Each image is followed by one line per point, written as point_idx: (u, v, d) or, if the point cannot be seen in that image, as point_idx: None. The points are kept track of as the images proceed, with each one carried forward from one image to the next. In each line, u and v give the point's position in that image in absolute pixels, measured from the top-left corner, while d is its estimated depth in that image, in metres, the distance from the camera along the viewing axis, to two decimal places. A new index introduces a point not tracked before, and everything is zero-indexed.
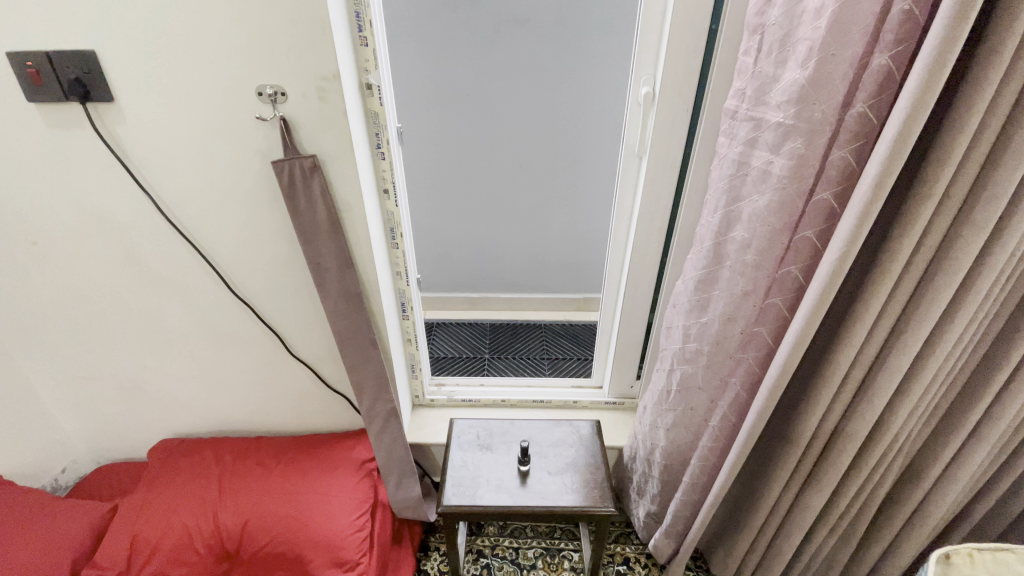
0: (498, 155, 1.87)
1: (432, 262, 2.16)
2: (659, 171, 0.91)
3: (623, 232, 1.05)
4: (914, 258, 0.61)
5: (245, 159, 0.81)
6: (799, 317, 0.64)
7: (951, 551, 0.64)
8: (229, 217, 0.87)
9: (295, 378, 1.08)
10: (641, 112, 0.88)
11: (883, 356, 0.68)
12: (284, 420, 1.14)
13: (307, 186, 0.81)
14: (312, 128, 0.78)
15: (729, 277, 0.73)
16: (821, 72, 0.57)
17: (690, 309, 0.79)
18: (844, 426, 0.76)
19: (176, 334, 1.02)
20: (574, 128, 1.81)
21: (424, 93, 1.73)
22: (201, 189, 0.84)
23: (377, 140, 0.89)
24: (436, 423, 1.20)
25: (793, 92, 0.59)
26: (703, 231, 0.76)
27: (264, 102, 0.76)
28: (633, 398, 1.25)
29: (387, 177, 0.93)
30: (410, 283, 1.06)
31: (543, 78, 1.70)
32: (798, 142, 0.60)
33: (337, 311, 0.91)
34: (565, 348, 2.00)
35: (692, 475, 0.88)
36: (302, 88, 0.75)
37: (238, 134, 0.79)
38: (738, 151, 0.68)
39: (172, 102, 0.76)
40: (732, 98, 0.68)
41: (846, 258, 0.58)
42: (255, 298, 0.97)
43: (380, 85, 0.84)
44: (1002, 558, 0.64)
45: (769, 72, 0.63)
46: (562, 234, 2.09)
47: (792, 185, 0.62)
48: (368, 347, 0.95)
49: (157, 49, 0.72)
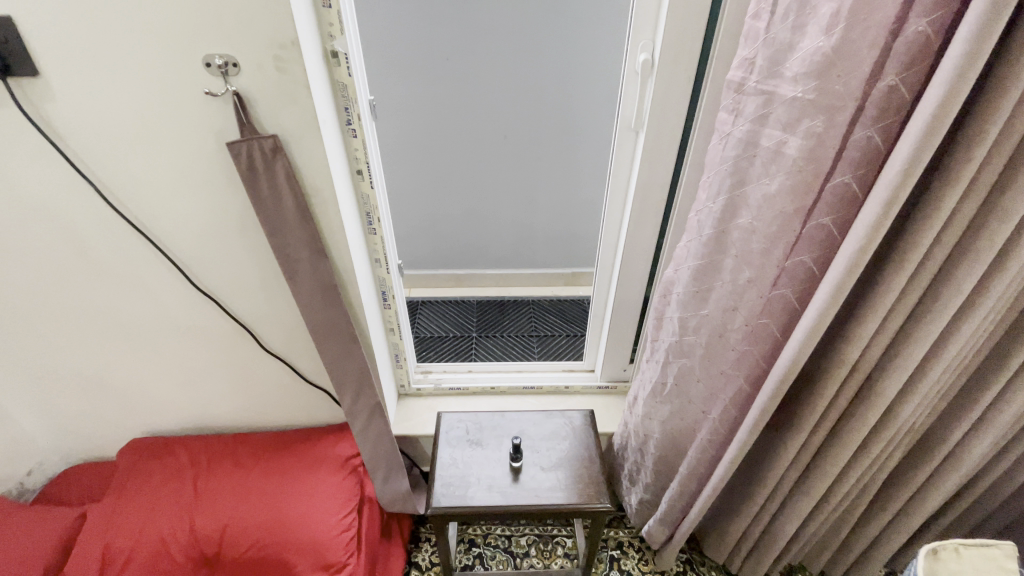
0: (481, 124, 1.77)
1: (416, 237, 2.08)
2: (657, 148, 0.85)
3: (618, 212, 0.99)
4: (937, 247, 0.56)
5: (198, 140, 0.72)
6: (811, 311, 0.60)
7: (938, 546, 0.56)
8: (185, 205, 0.78)
9: (271, 374, 1.01)
10: (639, 82, 0.80)
11: (895, 348, 0.65)
12: (262, 415, 1.09)
13: (270, 171, 0.73)
14: (272, 104, 0.69)
15: (734, 265, 0.67)
16: (847, 40, 0.51)
17: (688, 300, 0.74)
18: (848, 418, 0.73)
19: (138, 331, 0.95)
20: (561, 95, 1.71)
21: (400, 57, 1.61)
22: (151, 175, 0.75)
23: (346, 115, 0.80)
24: (424, 414, 1.16)
25: (815, 63, 0.53)
26: (700, 216, 0.69)
27: (215, 74, 0.67)
28: (626, 381, 1.22)
29: (360, 157, 0.84)
30: (391, 272, 0.99)
31: (527, 42, 1.59)
32: (817, 121, 0.55)
33: (312, 305, 0.84)
34: (554, 324, 1.96)
35: (689, 466, 0.85)
36: (256, 58, 0.66)
37: (188, 112, 0.70)
38: (745, 130, 0.61)
39: (106, 76, 0.66)
40: (737, 69, 0.60)
41: (866, 251, 0.53)
42: (221, 291, 0.89)
43: (347, 53, 0.75)
44: (990, 554, 0.56)
45: (784, 39, 0.55)
46: (550, 207, 2.02)
47: (808, 167, 0.57)
48: (348, 342, 0.89)
49: (82, 12, 0.62)
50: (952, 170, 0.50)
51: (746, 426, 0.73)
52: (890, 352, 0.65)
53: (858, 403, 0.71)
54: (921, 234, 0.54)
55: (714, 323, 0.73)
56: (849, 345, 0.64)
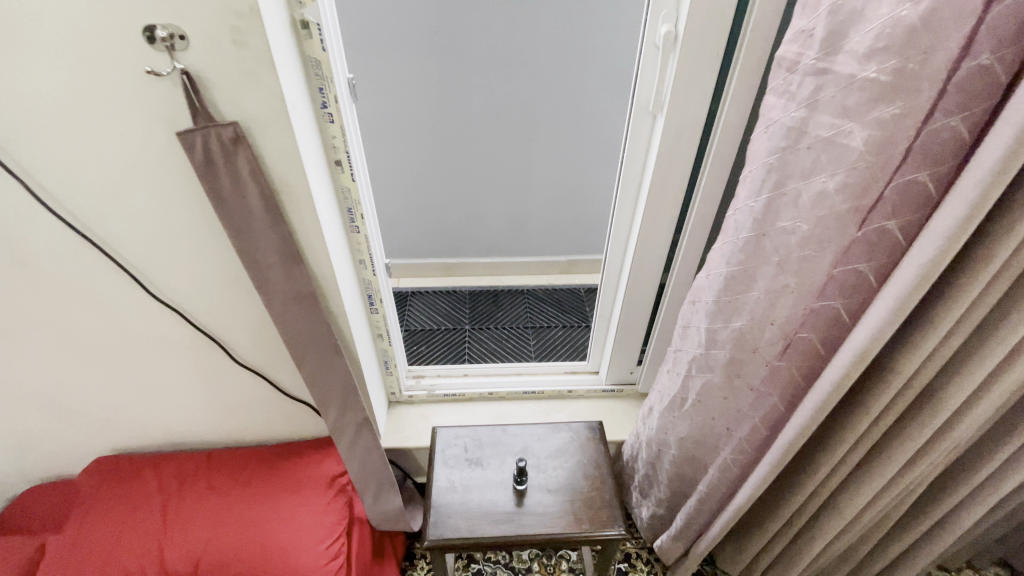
0: (472, 104, 1.65)
1: (404, 225, 1.97)
2: (677, 134, 0.75)
3: (629, 204, 0.90)
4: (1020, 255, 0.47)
5: (144, 129, 0.61)
6: (864, 329, 0.52)
7: None
8: (134, 204, 0.67)
9: (246, 387, 0.92)
10: (659, 58, 0.70)
11: (953, 367, 0.57)
12: (239, 431, 0.99)
13: (231, 165, 0.62)
14: (229, 85, 0.58)
15: (775, 274, 0.59)
16: (938, 9, 0.42)
17: (718, 309, 0.66)
18: (889, 441, 0.65)
19: (92, 344, 0.84)
20: (557, 73, 1.60)
21: (383, 31, 1.48)
22: (89, 170, 0.64)
23: (321, 98, 0.68)
24: (417, 423, 1.08)
25: (893, 37, 0.44)
26: (736, 217, 0.60)
27: (159, 50, 0.55)
28: (633, 384, 1.14)
29: (339, 146, 0.73)
30: (377, 274, 0.89)
31: (522, 13, 1.47)
32: (892, 107, 0.46)
33: (287, 317, 0.74)
34: (550, 315, 1.87)
35: (708, 486, 0.79)
36: (207, 29, 0.54)
37: (129, 94, 0.58)
38: (797, 117, 0.51)
39: (23, 50, 0.54)
40: (791, 43, 0.51)
41: (940, 263, 0.46)
42: (183, 300, 0.78)
43: (319, 23, 0.63)
44: None
45: (854, 7, 0.46)
46: (545, 193, 1.91)
47: (874, 163, 0.48)
48: (332, 355, 0.80)
49: None
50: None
51: (777, 451, 0.66)
52: (944, 370, 0.58)
53: (901, 426, 0.63)
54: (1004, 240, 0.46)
55: (748, 337, 0.65)
56: (902, 364, 0.56)
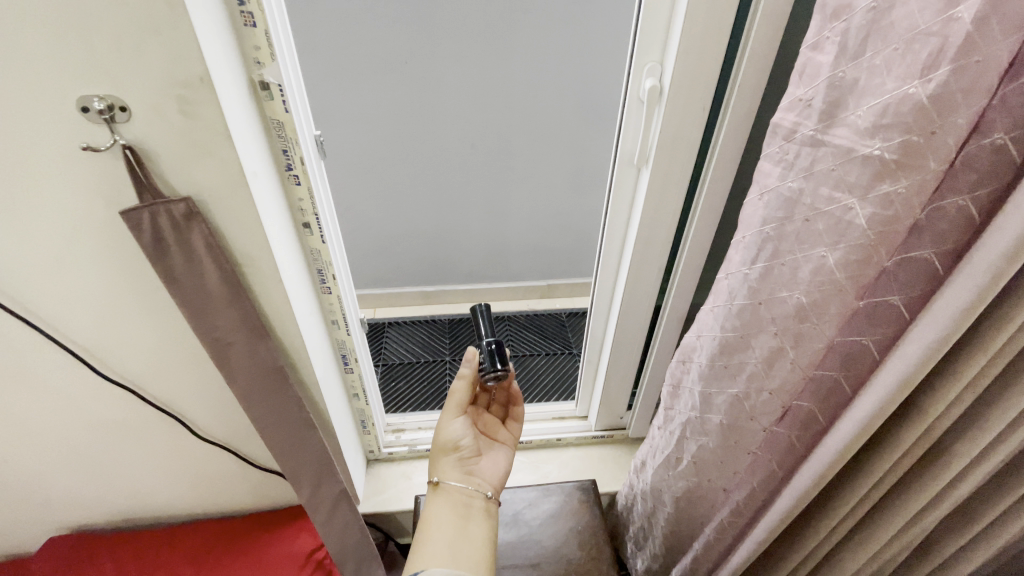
0: (447, 131, 1.61)
1: (380, 254, 1.91)
2: (664, 185, 0.74)
3: (617, 248, 0.89)
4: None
5: (79, 200, 0.53)
6: (860, 409, 0.52)
7: None
8: (67, 285, 0.59)
9: (210, 462, 0.83)
10: (643, 110, 0.69)
11: (945, 443, 0.53)
12: (201, 505, 0.91)
13: (184, 241, 0.55)
14: (180, 158, 0.52)
15: (772, 341, 0.56)
16: (949, 86, 0.39)
17: (712, 373, 0.63)
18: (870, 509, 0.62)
19: (16, 435, 0.72)
20: (534, 98, 1.57)
21: (351, 61, 1.43)
22: (3, 259, 0.56)
23: (285, 160, 0.62)
24: (398, 484, 1.02)
25: (900, 113, 0.41)
26: (729, 281, 0.58)
27: (96, 122, 0.49)
28: (623, 428, 1.14)
29: (307, 208, 0.67)
30: (352, 333, 0.82)
31: (494, 42, 1.44)
32: (897, 185, 0.43)
33: (251, 394, 0.68)
34: (531, 342, 1.79)
35: (706, 542, 0.79)
36: (149, 100, 0.48)
37: (81, 174, 0.51)
38: (793, 187, 0.49)
39: None
40: (787, 111, 0.48)
41: (940, 351, 0.44)
42: (138, 379, 0.70)
43: (282, 83, 0.57)
44: None
45: (852, 80, 0.43)
46: (524, 216, 1.88)
47: (877, 241, 0.45)
48: (305, 427, 0.74)
49: None
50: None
51: (776, 514, 0.66)
52: (938, 446, 0.54)
53: (895, 491, 0.60)
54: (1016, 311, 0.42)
55: (745, 406, 0.62)
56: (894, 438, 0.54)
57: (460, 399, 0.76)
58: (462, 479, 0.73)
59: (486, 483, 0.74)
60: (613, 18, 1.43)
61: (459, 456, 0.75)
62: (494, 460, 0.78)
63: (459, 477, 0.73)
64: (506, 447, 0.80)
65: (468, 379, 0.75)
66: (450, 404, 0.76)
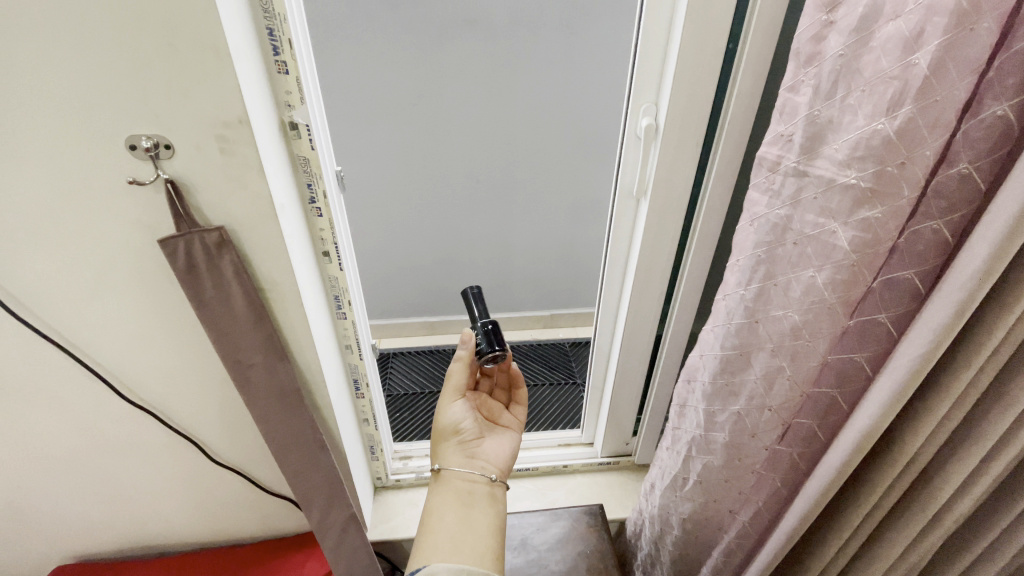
0: (453, 167, 1.68)
1: (386, 285, 1.95)
2: (662, 215, 0.79)
3: (619, 275, 0.93)
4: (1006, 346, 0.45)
5: (119, 230, 0.57)
6: (857, 425, 0.54)
7: None
8: (101, 311, 0.63)
9: (222, 487, 0.84)
10: (640, 146, 0.75)
11: (940, 458, 0.55)
12: (210, 533, 0.91)
13: (214, 267, 0.59)
14: (215, 190, 0.56)
15: (770, 359, 0.59)
16: (913, 122, 0.43)
17: (713, 392, 0.66)
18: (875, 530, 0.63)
19: (38, 457, 0.74)
20: (535, 136, 1.64)
21: (362, 102, 1.51)
22: (46, 286, 0.60)
23: (309, 193, 0.67)
24: (405, 511, 1.02)
25: (871, 146, 0.45)
26: (727, 302, 0.61)
27: (142, 159, 0.53)
28: (628, 455, 1.15)
29: (327, 238, 0.71)
30: (364, 358, 0.85)
31: (497, 84, 1.52)
32: (875, 211, 0.47)
33: (268, 415, 0.70)
34: (535, 372, 1.78)
35: (715, 565, 0.81)
36: (191, 139, 0.53)
37: (124, 206, 0.56)
38: (782, 214, 0.53)
39: (20, 173, 0.52)
40: (771, 145, 0.53)
41: (924, 367, 0.46)
42: (159, 402, 0.72)
43: (309, 123, 0.62)
44: None
45: (827, 117, 0.48)
46: (526, 248, 1.93)
47: (860, 262, 0.49)
48: (318, 450, 0.75)
49: None
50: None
51: (781, 535, 0.67)
52: (932, 463, 0.56)
53: (897, 509, 0.62)
54: (991, 329, 0.44)
55: (747, 424, 0.64)
56: (893, 456, 0.56)
57: (458, 382, 0.79)
58: (461, 461, 0.76)
59: (491, 464, 0.77)
60: (609, 60, 1.51)
61: (461, 438, 0.79)
62: (499, 442, 0.81)
63: (459, 461, 0.76)
64: (511, 428, 0.84)
65: (464, 361, 0.78)
66: (449, 388, 0.80)
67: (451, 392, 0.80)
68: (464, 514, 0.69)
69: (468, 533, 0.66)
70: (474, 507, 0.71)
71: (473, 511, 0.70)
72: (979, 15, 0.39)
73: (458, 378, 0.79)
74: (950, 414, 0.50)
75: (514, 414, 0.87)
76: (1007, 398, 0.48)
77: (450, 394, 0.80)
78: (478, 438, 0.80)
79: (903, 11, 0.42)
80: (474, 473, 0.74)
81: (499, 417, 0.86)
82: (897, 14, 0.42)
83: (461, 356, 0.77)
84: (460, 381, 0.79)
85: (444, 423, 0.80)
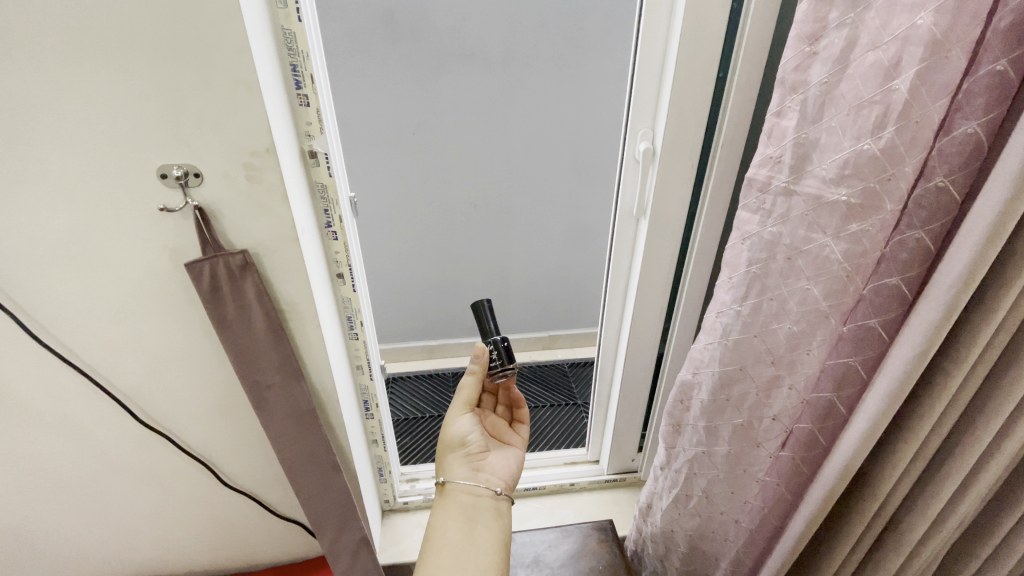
0: (452, 193, 1.73)
1: (386, 309, 1.97)
2: (661, 234, 0.83)
3: (620, 294, 0.96)
4: (991, 346, 0.48)
5: (145, 255, 0.60)
6: (857, 428, 0.56)
7: None
8: (123, 334, 0.64)
9: (231, 512, 0.84)
10: (639, 168, 0.79)
11: (939, 460, 0.57)
12: (218, 559, 0.91)
13: (237, 289, 0.62)
14: (240, 215, 0.59)
15: (770, 370, 0.62)
16: (894, 141, 0.47)
17: (716, 407, 0.67)
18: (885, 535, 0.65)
19: (52, 481, 0.75)
20: (530, 162, 1.70)
21: (363, 131, 1.55)
22: (71, 310, 0.61)
23: (326, 218, 0.70)
24: (414, 534, 1.02)
25: (858, 165, 0.49)
26: (721, 319, 0.64)
27: (171, 187, 0.56)
28: (635, 472, 1.17)
29: (341, 261, 0.74)
30: (374, 379, 0.87)
31: (494, 113, 1.58)
32: (863, 224, 0.51)
33: (283, 435, 0.71)
34: (536, 394, 1.79)
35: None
36: (220, 167, 0.56)
37: (152, 233, 0.58)
38: (773, 231, 0.56)
39: (55, 201, 0.55)
40: (760, 167, 0.56)
41: (917, 368, 0.49)
42: (174, 425, 0.73)
43: (327, 152, 0.66)
44: None
45: (813, 139, 0.52)
46: (524, 270, 1.97)
47: (851, 271, 0.53)
48: (331, 471, 0.76)
49: (33, 132, 0.51)
50: (1009, 272, 0.45)
51: (789, 542, 0.68)
52: (932, 465, 0.58)
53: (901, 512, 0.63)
54: (977, 333, 0.48)
55: (752, 432, 0.66)
56: (891, 458, 0.57)
57: (468, 396, 0.80)
58: (466, 474, 0.77)
59: (496, 477, 0.78)
60: (600, 89, 1.58)
61: (466, 451, 0.79)
62: (502, 456, 0.81)
63: (464, 475, 0.77)
64: (513, 445, 0.85)
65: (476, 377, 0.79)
66: (458, 400, 0.81)
67: (460, 407, 0.81)
68: (466, 531, 0.70)
69: (471, 549, 0.67)
70: (476, 523, 0.72)
71: (475, 529, 0.71)
72: (948, 45, 0.43)
73: (468, 395, 0.80)
74: (944, 414, 0.53)
75: (517, 432, 0.88)
76: (998, 398, 0.51)
77: (460, 409, 0.81)
78: (483, 451, 0.80)
79: (880, 42, 0.46)
80: (477, 486, 0.75)
81: (503, 433, 0.86)
82: (874, 45, 0.47)
83: (473, 371, 0.78)
84: (470, 395, 0.80)
85: (449, 437, 0.80)
